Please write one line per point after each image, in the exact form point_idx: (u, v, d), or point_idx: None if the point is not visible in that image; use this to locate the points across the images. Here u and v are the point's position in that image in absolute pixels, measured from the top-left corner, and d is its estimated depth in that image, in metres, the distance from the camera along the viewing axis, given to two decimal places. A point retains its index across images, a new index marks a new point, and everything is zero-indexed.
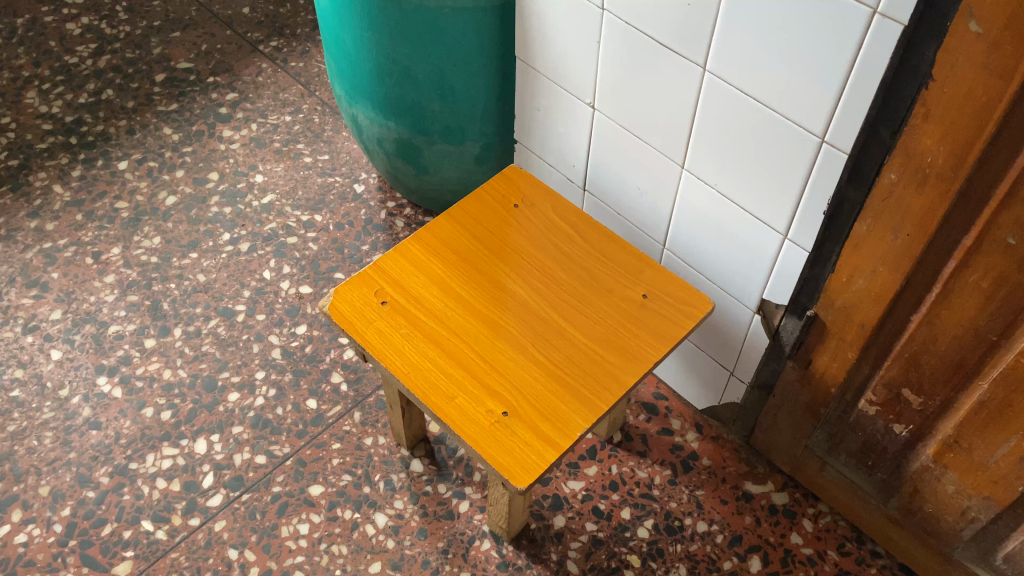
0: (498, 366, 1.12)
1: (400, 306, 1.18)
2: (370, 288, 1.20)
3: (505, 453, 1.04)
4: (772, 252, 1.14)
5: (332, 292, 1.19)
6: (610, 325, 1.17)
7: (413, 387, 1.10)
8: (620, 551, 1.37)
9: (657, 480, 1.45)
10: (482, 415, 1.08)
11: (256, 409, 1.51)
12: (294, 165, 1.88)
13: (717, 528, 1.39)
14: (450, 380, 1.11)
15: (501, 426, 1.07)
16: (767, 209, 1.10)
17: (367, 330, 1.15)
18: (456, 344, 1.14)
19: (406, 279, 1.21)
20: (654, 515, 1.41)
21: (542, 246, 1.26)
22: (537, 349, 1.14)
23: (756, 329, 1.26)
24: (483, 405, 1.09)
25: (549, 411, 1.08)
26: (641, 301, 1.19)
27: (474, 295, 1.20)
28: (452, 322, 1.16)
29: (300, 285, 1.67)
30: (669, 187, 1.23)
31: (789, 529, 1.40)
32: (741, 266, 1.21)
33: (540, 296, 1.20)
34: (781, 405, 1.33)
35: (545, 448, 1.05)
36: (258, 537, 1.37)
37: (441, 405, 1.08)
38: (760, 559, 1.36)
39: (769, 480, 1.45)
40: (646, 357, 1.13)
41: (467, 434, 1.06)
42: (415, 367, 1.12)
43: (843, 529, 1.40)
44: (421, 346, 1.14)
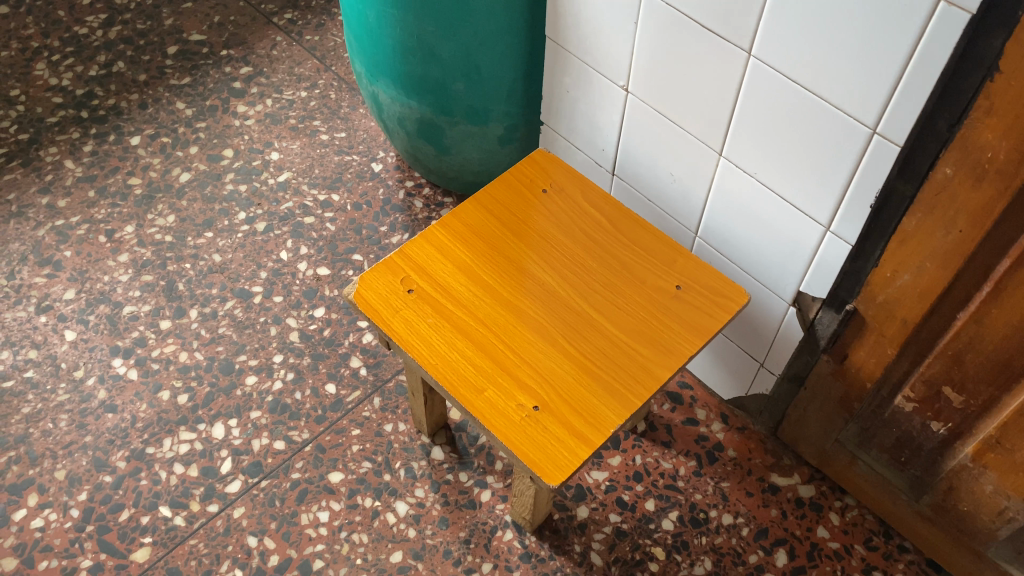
0: (527, 357, 1.09)
1: (426, 294, 1.14)
2: (395, 274, 1.16)
3: (537, 450, 1.01)
4: (812, 243, 1.11)
5: (358, 279, 1.15)
6: (643, 317, 1.13)
7: (441, 379, 1.07)
8: (644, 543, 1.35)
9: (682, 471, 1.42)
10: (515, 409, 1.05)
11: (274, 393, 1.48)
12: (310, 142, 1.83)
13: (743, 521, 1.37)
14: (479, 372, 1.08)
15: (534, 420, 1.04)
16: (809, 200, 1.07)
17: (393, 319, 1.12)
18: (484, 333, 1.11)
19: (432, 266, 1.17)
20: (679, 507, 1.39)
21: (571, 232, 1.22)
22: (568, 339, 1.11)
23: (790, 321, 1.23)
24: (514, 398, 1.06)
25: (581, 405, 1.05)
26: (675, 293, 1.16)
27: (502, 282, 1.16)
28: (480, 311, 1.13)
29: (317, 266, 1.64)
30: (704, 174, 1.19)
31: (816, 523, 1.38)
32: (778, 258, 1.17)
33: (570, 283, 1.17)
34: (812, 398, 1.30)
35: (578, 444, 1.02)
36: (278, 524, 1.35)
37: (471, 399, 1.05)
38: (787, 552, 1.34)
39: (795, 473, 1.42)
40: (680, 351, 1.10)
41: (498, 429, 1.03)
42: (443, 358, 1.09)
43: (870, 522, 1.38)
44: (447, 337, 1.11)
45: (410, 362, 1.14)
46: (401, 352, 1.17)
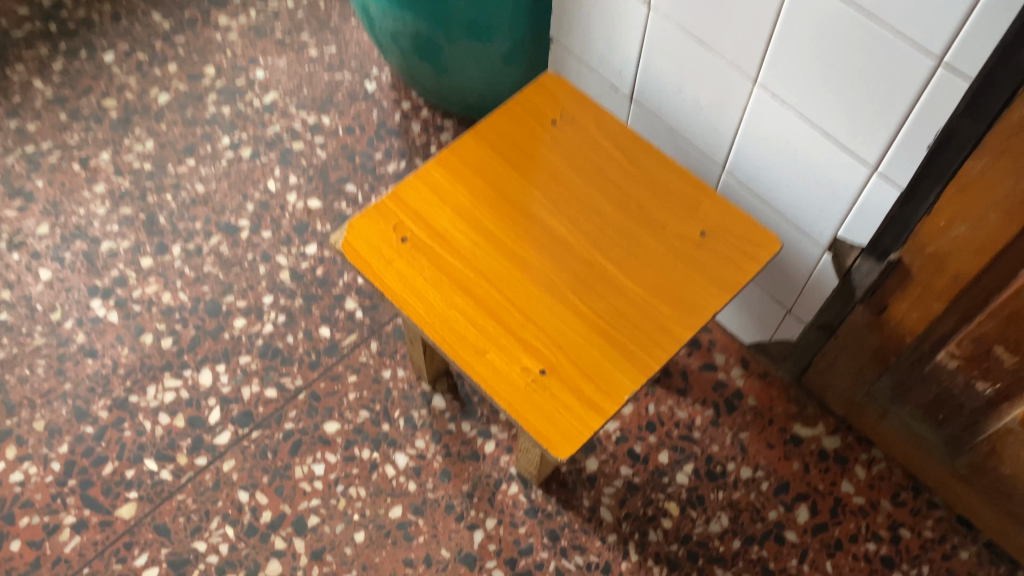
0: (533, 316, 0.99)
1: (421, 244, 1.03)
2: (387, 221, 1.05)
3: (543, 420, 0.92)
4: (855, 185, 0.98)
5: (346, 226, 1.04)
6: (663, 268, 1.02)
7: (438, 340, 0.97)
8: (657, 498, 1.27)
9: (699, 421, 1.34)
10: (521, 373, 0.95)
11: (265, 336, 1.39)
12: (298, 59, 1.68)
13: (762, 475, 1.29)
14: (481, 332, 0.98)
15: (541, 386, 0.94)
16: (856, 137, 0.94)
17: (384, 272, 1.02)
18: (486, 288, 1.01)
19: (429, 211, 1.06)
20: (694, 460, 1.30)
21: (583, 170, 1.10)
22: (579, 294, 1.01)
23: (824, 267, 1.12)
24: (519, 362, 0.96)
25: (593, 370, 0.96)
26: (699, 241, 1.04)
27: (506, 229, 1.05)
28: (482, 263, 1.03)
29: (308, 198, 1.52)
30: (734, 104, 1.05)
31: (840, 476, 1.30)
32: (816, 199, 1.05)
33: (581, 229, 1.05)
34: (844, 348, 1.20)
35: (589, 413, 0.93)
36: (270, 478, 1.28)
37: (471, 362, 0.96)
38: (808, 509, 1.27)
39: (820, 423, 1.33)
40: (703, 307, 0.99)
41: (500, 396, 0.94)
42: (441, 316, 0.99)
43: (898, 476, 1.29)
44: (445, 292, 1.00)
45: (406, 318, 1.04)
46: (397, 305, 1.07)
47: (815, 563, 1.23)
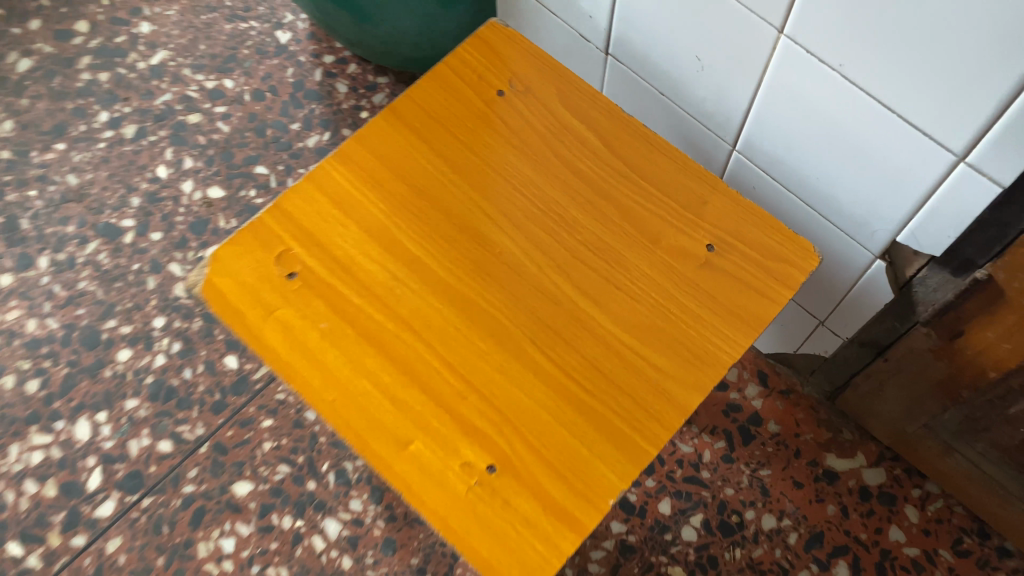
0: (476, 383, 0.70)
1: (317, 283, 0.74)
2: (269, 251, 0.75)
3: (493, 545, 0.65)
4: (928, 178, 0.68)
5: (211, 262, 0.74)
6: (656, 302, 0.73)
7: (343, 427, 0.69)
8: (658, 562, 1.01)
9: (707, 457, 1.07)
10: (460, 471, 0.67)
11: (156, 372, 1.10)
12: (192, 7, 1.35)
13: (790, 524, 1.03)
14: (402, 411, 0.69)
15: (489, 490, 0.66)
16: (935, 115, 0.63)
17: (265, 326, 0.72)
18: (409, 344, 0.72)
19: (327, 232, 0.76)
20: (703, 509, 1.04)
21: (541, 161, 0.79)
22: (540, 346, 0.72)
23: (877, 276, 0.83)
24: (458, 454, 0.68)
25: (561, 462, 0.67)
26: (705, 259, 0.75)
27: (438, 254, 0.75)
28: (403, 306, 0.73)
29: (207, 186, 1.22)
30: (750, 63, 0.74)
31: (886, 521, 1.03)
32: (868, 192, 0.75)
33: (542, 248, 0.76)
34: (895, 373, 0.92)
35: (558, 529, 0.65)
36: (167, 559, 1.01)
37: (390, 458, 0.68)
38: (849, 566, 1.00)
39: (858, 452, 1.06)
40: (715, 357, 0.71)
41: (431, 508, 0.66)
42: (345, 389, 0.70)
43: (960, 518, 1.03)
44: (352, 354, 0.71)
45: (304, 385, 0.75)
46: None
47: None
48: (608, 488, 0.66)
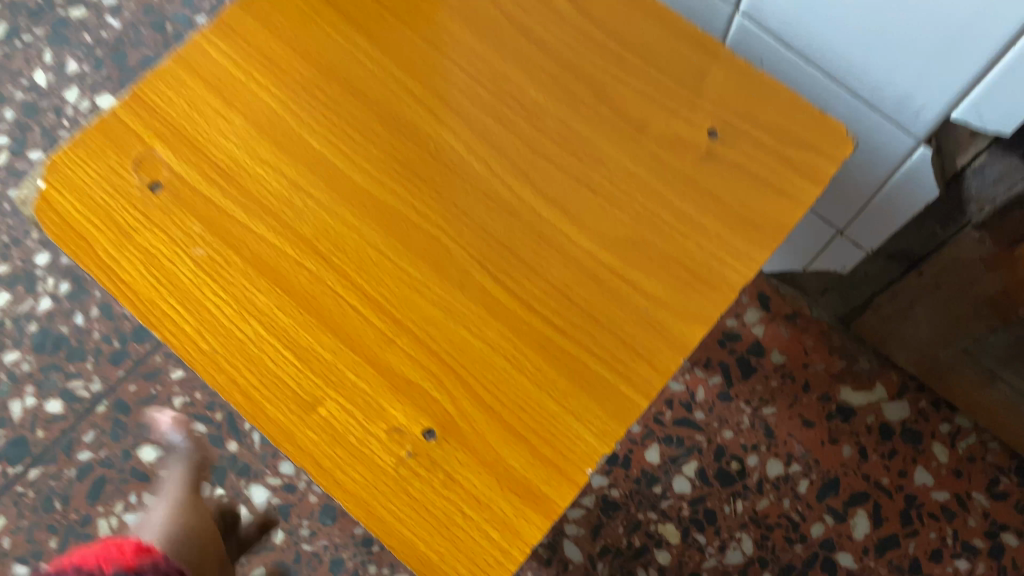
0: (407, 322, 0.53)
1: (191, 196, 0.55)
2: (124, 156, 0.55)
3: (434, 536, 0.48)
4: (1009, 26, 0.50)
5: (47, 171, 0.55)
6: (643, 208, 0.55)
7: (229, 388, 0.51)
8: (646, 520, 0.86)
9: (702, 396, 0.90)
10: (386, 440, 0.50)
11: (40, 319, 0.92)
12: None
13: (800, 470, 0.88)
14: (308, 364, 0.52)
15: (427, 462, 0.50)
16: None
17: (122, 256, 0.53)
18: (315, 275, 0.54)
19: (204, 130, 0.56)
20: (697, 456, 0.88)
21: (489, 28, 0.60)
22: (491, 271, 0.54)
23: (920, 169, 0.66)
24: (383, 416, 0.51)
25: (521, 422, 0.51)
26: (707, 149, 0.57)
27: (352, 155, 0.57)
28: (306, 225, 0.55)
29: (96, 94, 1.01)
30: None
31: (912, 463, 0.88)
32: (923, 53, 0.57)
33: (490, 141, 0.57)
34: (932, 291, 0.75)
35: (518, 510, 0.49)
36: (61, 541, 0.84)
37: (293, 425, 0.51)
38: (869, 516, 0.86)
39: (878, 383, 0.91)
40: (722, 279, 0.54)
41: (349, 490, 0.49)
42: (232, 337, 0.52)
43: (996, 456, 0.88)
44: (239, 290, 0.53)
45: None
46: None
47: None
48: (585, 453, 0.50)
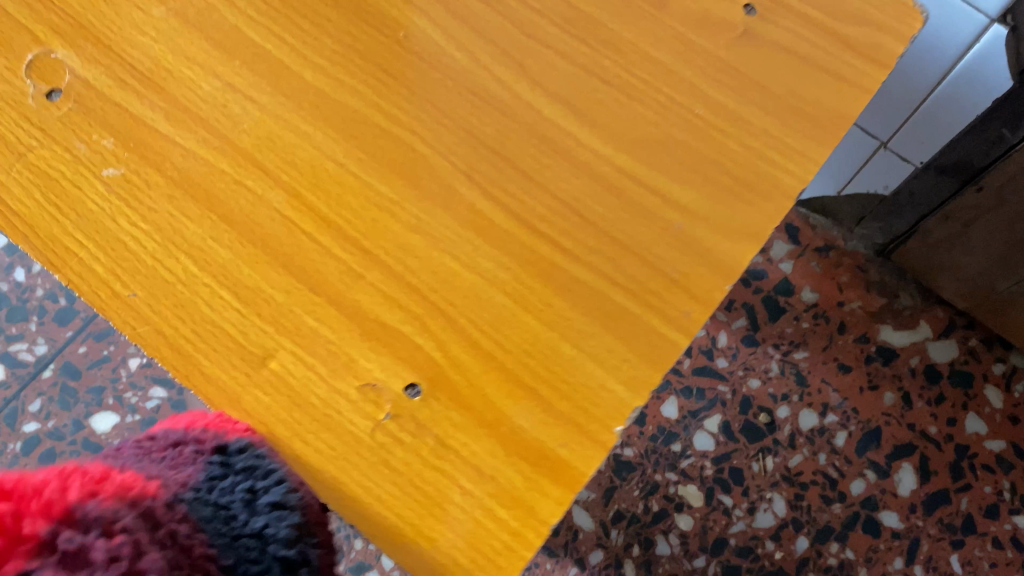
0: (380, 252, 0.34)
1: (98, 105, 0.36)
2: (12, 58, 0.36)
3: (423, 521, 0.30)
4: None
5: None
6: (670, 99, 0.38)
7: (151, 341, 0.32)
8: (665, 482, 0.75)
9: (724, 341, 0.81)
10: (352, 398, 0.32)
11: None
12: None
13: (836, 421, 0.78)
14: (252, 306, 0.33)
15: (410, 425, 0.31)
16: None
17: (4, 185, 0.34)
18: (257, 196, 0.35)
19: (113, 22, 0.37)
20: (721, 409, 0.78)
21: None
22: (481, 185, 0.36)
23: (991, 53, 0.56)
24: (350, 366, 0.32)
25: (530, 365, 0.32)
26: (742, 29, 0.40)
27: (297, 46, 0.38)
28: (246, 134, 0.36)
29: None
30: None
31: (962, 410, 0.78)
32: None
33: (446, 5, 0.39)
34: (990, 209, 0.65)
35: (532, 480, 0.31)
36: None
37: (237, 388, 0.32)
38: (915, 470, 0.76)
39: (922, 322, 0.81)
40: (774, 184, 0.36)
41: (311, 466, 0.31)
42: (152, 275, 0.33)
43: None
44: (156, 209, 0.34)
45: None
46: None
47: (934, 563, 0.73)
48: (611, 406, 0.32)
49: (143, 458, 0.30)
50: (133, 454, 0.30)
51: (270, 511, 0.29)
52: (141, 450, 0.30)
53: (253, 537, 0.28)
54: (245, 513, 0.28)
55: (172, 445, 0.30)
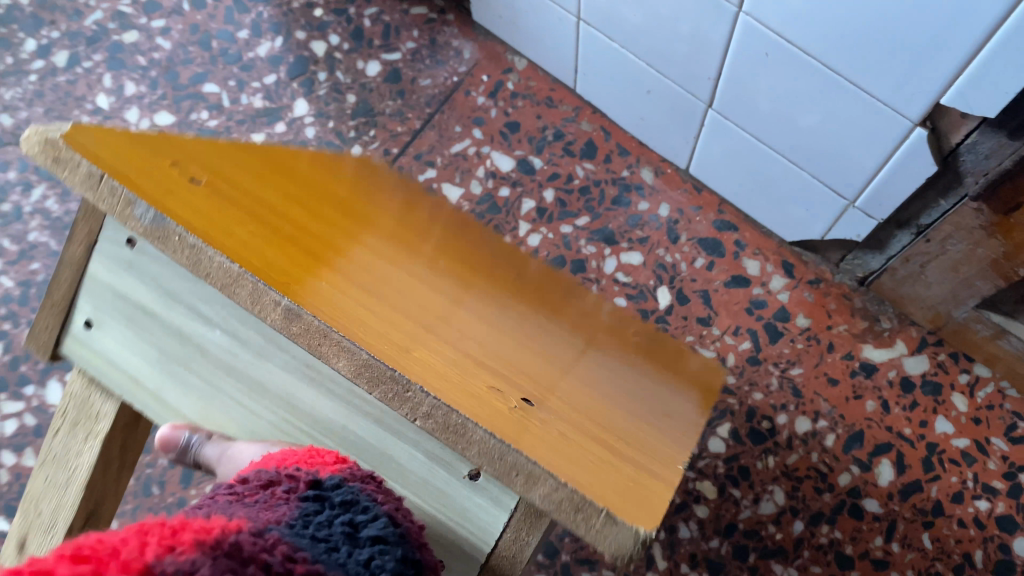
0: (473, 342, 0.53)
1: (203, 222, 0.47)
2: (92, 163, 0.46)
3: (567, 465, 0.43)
4: (967, 47, 0.59)
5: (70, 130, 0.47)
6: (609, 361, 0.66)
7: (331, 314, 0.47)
8: (685, 479, 0.93)
9: (732, 360, 0.97)
10: (487, 393, 0.47)
11: None
12: None
13: (826, 426, 0.94)
14: (400, 322, 0.51)
15: (533, 417, 0.46)
16: (952, 8, 0.58)
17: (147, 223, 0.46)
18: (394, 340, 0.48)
19: (231, 179, 0.52)
20: (730, 418, 0.95)
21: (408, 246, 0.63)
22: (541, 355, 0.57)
23: (913, 152, 0.72)
24: (478, 379, 0.48)
25: (596, 419, 0.50)
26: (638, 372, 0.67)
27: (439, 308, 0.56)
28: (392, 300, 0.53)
29: (153, 112, 1.09)
30: (725, 4, 0.75)
31: (932, 414, 0.94)
32: (896, 76, 0.67)
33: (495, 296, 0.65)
34: (938, 254, 0.81)
35: (640, 477, 0.45)
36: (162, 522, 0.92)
37: (398, 345, 0.47)
38: (893, 464, 0.92)
39: (898, 341, 0.97)
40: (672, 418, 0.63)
41: (463, 399, 0.45)
42: (304, 293, 0.47)
43: (1012, 403, 0.94)
44: (298, 284, 0.48)
45: (111, 279, 0.56)
46: (138, 311, 0.55)
47: (909, 539, 0.90)
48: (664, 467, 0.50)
49: (245, 500, 0.44)
50: (237, 494, 0.45)
51: (371, 543, 0.42)
52: (245, 487, 0.45)
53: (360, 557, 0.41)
54: (347, 543, 0.42)
55: (267, 489, 0.45)
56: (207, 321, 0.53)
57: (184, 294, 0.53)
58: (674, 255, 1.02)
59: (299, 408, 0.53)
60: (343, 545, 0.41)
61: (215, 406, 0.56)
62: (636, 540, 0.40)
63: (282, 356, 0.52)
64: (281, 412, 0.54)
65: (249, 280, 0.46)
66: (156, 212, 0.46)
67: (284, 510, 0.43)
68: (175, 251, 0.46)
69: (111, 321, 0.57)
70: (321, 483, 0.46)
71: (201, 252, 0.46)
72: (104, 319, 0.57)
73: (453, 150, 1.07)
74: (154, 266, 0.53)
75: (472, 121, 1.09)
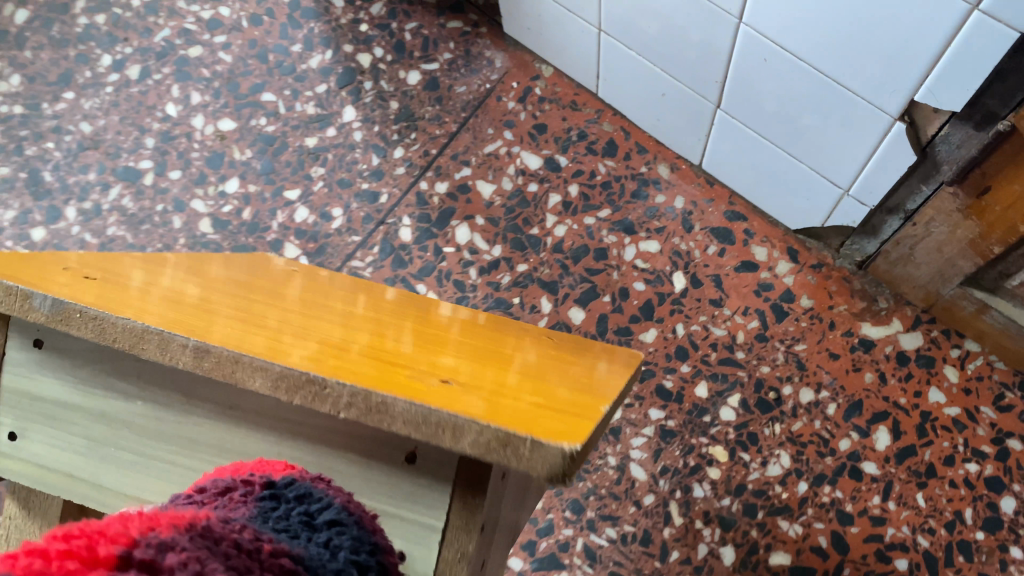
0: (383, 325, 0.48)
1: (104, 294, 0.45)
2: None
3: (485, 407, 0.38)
4: (930, 52, 0.70)
5: None
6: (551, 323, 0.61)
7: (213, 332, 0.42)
8: (699, 444, 1.02)
9: (742, 337, 1.07)
10: (386, 369, 0.41)
11: None
12: None
13: (828, 396, 1.03)
14: (299, 319, 0.46)
15: (439, 382, 0.41)
16: (916, 18, 0.68)
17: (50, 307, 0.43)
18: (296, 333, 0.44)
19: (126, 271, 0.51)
20: (740, 390, 1.04)
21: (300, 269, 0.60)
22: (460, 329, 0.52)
23: (894, 144, 0.82)
24: (379, 358, 0.42)
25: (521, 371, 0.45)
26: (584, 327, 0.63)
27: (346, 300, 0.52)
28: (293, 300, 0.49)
29: (218, 118, 1.21)
30: (727, 15, 0.85)
31: (926, 384, 1.03)
32: (874, 78, 0.77)
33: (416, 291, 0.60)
34: (924, 236, 0.91)
35: (573, 401, 0.41)
36: None
37: (285, 342, 0.42)
38: (889, 431, 1.01)
39: (894, 319, 1.06)
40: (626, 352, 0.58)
41: (361, 374, 0.39)
42: (189, 319, 0.43)
43: (999, 374, 1.03)
44: (186, 317, 0.43)
45: (23, 383, 0.54)
46: (59, 406, 0.54)
47: (904, 498, 0.98)
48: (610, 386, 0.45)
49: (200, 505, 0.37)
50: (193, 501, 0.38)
51: (330, 527, 0.38)
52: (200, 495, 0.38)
53: (324, 542, 0.37)
54: (308, 530, 0.37)
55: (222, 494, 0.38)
56: (126, 392, 0.53)
57: (99, 374, 0.53)
58: (688, 243, 1.12)
59: (227, 450, 0.52)
60: (303, 532, 0.37)
61: (151, 481, 0.53)
62: (565, 456, 0.35)
63: (205, 406, 0.52)
64: (218, 462, 0.52)
65: (149, 333, 0.41)
66: (51, 298, 0.43)
67: (244, 509, 0.37)
68: (80, 327, 0.43)
69: (32, 425, 0.55)
70: (273, 482, 0.40)
71: (103, 320, 0.42)
72: (28, 423, 0.55)
73: (487, 150, 1.18)
74: (66, 353, 0.53)
75: (503, 124, 1.20)
